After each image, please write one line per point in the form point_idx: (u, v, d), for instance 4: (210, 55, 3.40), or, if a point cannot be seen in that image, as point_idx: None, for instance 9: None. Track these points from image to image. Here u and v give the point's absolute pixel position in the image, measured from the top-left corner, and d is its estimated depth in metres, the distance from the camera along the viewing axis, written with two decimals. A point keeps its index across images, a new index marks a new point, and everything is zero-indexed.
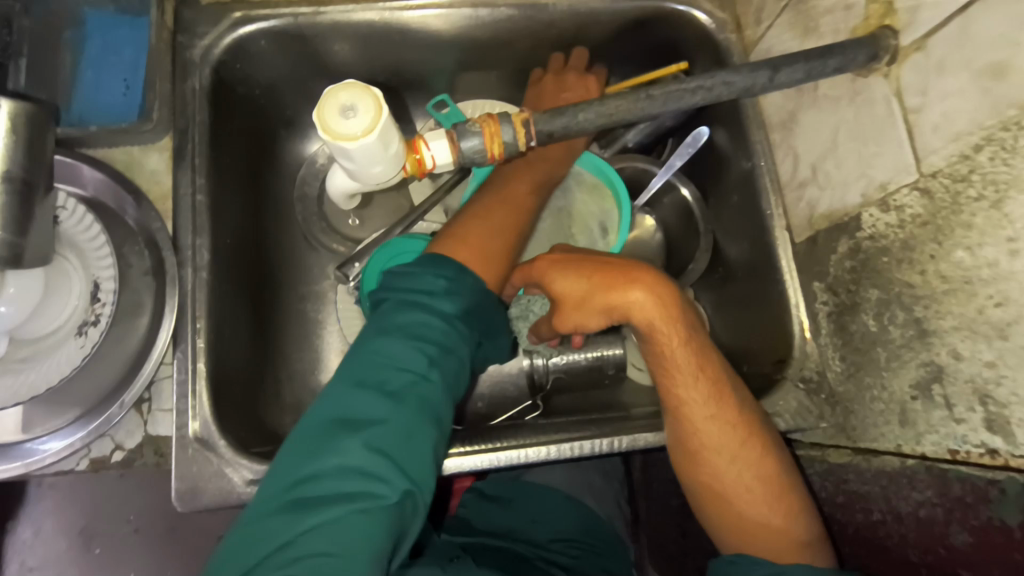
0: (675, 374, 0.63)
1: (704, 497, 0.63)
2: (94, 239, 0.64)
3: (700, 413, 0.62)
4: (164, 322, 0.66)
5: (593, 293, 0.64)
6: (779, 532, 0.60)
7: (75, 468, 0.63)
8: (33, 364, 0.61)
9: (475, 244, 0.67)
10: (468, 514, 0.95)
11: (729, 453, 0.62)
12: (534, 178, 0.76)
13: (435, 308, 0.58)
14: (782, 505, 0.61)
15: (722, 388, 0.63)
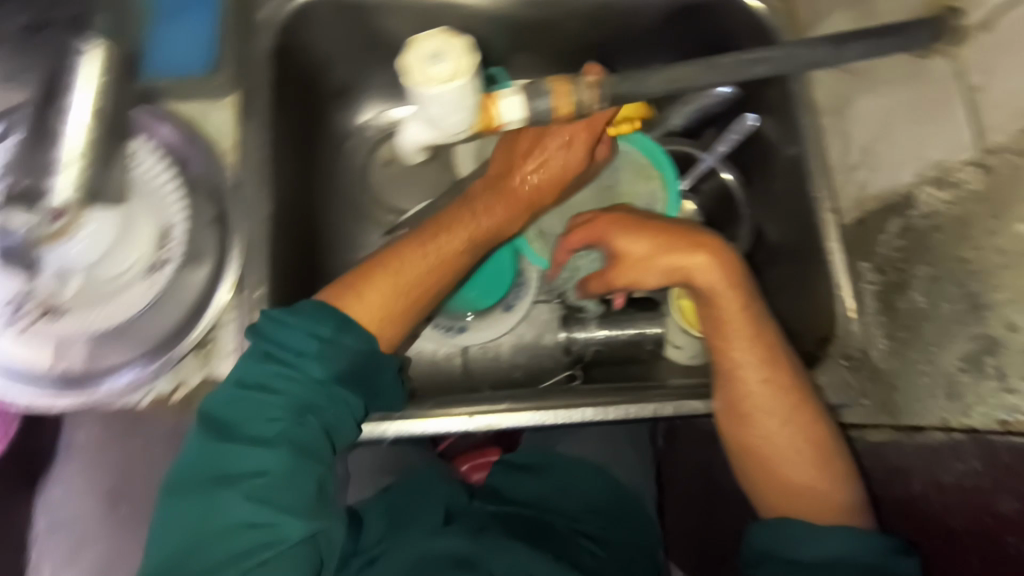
0: (733, 334, 0.66)
1: (752, 461, 0.66)
2: (166, 185, 0.67)
3: (755, 375, 0.65)
4: (227, 269, 0.68)
5: (659, 254, 0.68)
6: (823, 495, 0.64)
7: (138, 405, 0.66)
8: (107, 301, 0.64)
9: (379, 304, 0.66)
10: (497, 482, 1.00)
11: (781, 418, 0.65)
12: (477, 226, 0.71)
13: (303, 370, 0.61)
14: (828, 470, 0.64)
15: (776, 355, 0.66)
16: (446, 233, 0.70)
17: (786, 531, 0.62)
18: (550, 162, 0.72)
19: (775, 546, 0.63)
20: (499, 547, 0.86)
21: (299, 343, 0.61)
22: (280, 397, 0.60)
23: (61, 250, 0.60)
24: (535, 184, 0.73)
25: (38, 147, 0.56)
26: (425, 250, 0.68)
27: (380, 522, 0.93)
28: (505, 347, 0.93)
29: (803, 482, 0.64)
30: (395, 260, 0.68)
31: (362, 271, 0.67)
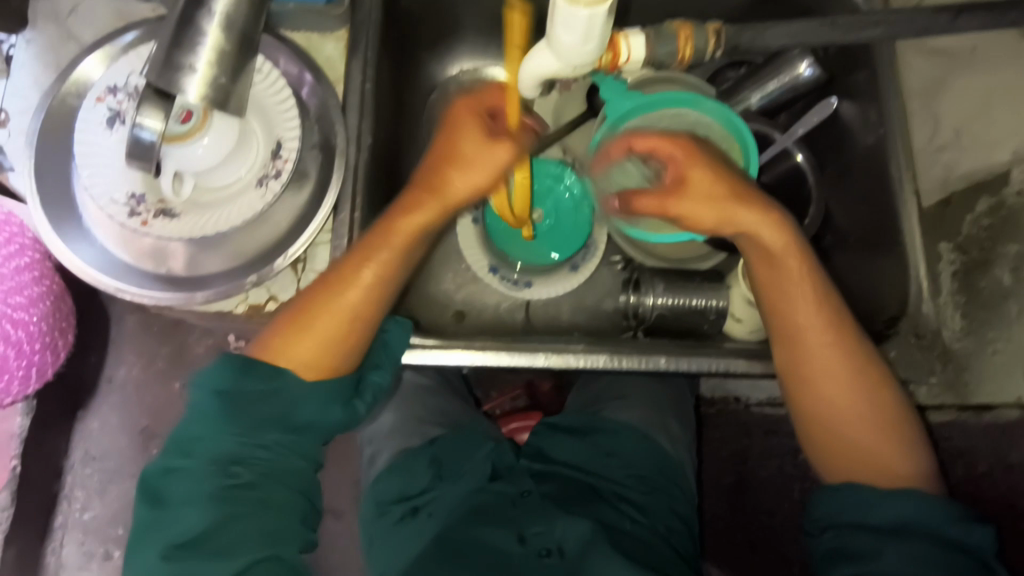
0: (794, 292, 0.68)
1: (816, 425, 0.69)
2: (283, 102, 0.70)
3: (819, 338, 0.67)
4: (328, 192, 0.70)
5: (729, 199, 0.68)
6: (887, 459, 0.67)
7: (233, 311, 0.68)
8: (220, 206, 0.68)
9: (288, 358, 0.66)
10: (541, 442, 0.99)
11: (846, 381, 0.67)
12: (385, 269, 0.67)
13: (217, 429, 0.64)
14: (888, 434, 0.67)
15: (840, 319, 0.68)
16: (352, 283, 0.66)
17: (853, 495, 0.65)
18: (471, 159, 0.67)
19: (841, 510, 0.65)
20: (538, 514, 0.87)
21: (206, 404, 0.64)
22: (204, 446, 0.64)
23: (183, 151, 0.64)
24: (454, 188, 0.67)
25: (173, 45, 0.58)
26: (342, 275, 0.66)
27: (426, 471, 0.94)
28: (565, 307, 0.96)
29: (863, 444, 0.67)
30: (303, 318, 0.66)
31: (280, 329, 0.67)
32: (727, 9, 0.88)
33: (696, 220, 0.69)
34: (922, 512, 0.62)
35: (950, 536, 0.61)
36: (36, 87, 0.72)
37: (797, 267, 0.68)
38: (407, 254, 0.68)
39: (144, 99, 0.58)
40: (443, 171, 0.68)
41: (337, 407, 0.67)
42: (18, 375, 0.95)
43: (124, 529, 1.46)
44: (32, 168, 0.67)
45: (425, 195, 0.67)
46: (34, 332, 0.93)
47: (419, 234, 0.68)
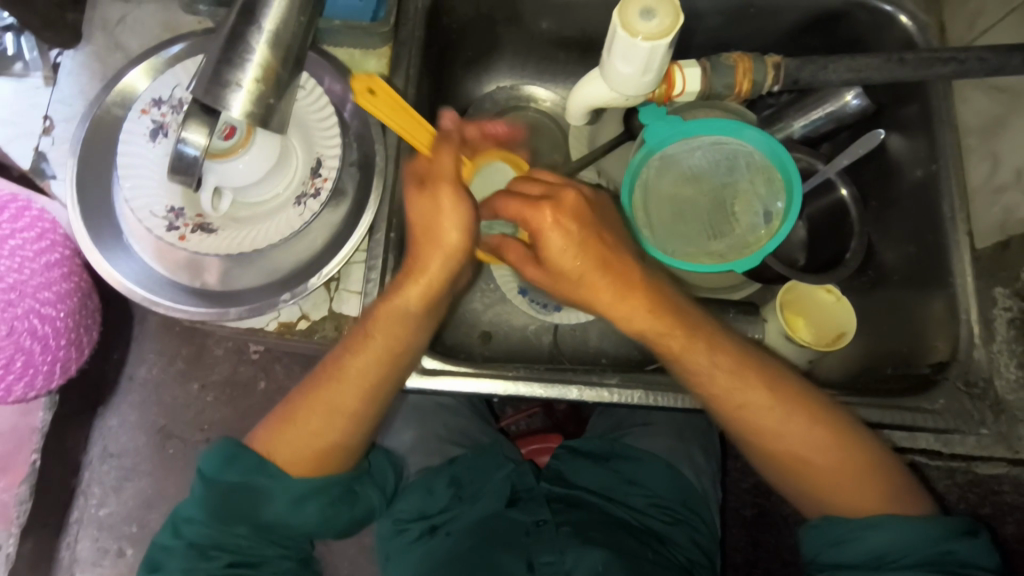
0: (701, 353, 0.66)
1: (780, 463, 0.67)
2: (325, 119, 0.69)
3: (751, 388, 0.66)
4: (365, 213, 0.68)
5: (593, 267, 0.63)
6: (856, 490, 0.65)
7: (265, 328, 0.67)
8: (259, 222, 0.67)
9: (281, 455, 0.64)
10: (562, 466, 0.97)
11: (780, 419, 0.65)
12: (371, 365, 0.64)
13: (201, 514, 0.62)
14: (856, 470, 0.64)
15: (755, 363, 0.67)
16: (339, 386, 0.64)
17: (834, 532, 0.64)
18: (439, 223, 0.61)
19: (820, 548, 0.65)
20: (552, 544, 0.84)
21: (198, 489, 0.63)
22: (192, 527, 0.62)
23: (224, 167, 0.63)
24: (433, 270, 0.62)
25: (220, 61, 0.58)
26: (335, 377, 0.64)
27: (445, 491, 0.92)
28: (593, 331, 0.94)
29: (831, 470, 0.65)
30: (290, 423, 0.64)
31: (271, 427, 0.66)
32: (774, 36, 0.86)
33: (562, 288, 0.66)
34: (903, 540, 0.61)
35: (941, 558, 0.60)
36: (83, 96, 0.73)
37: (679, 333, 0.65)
38: (396, 345, 0.64)
39: (190, 114, 0.58)
40: (419, 248, 0.63)
41: (314, 505, 0.65)
42: (42, 370, 0.95)
43: (137, 527, 1.46)
44: (75, 177, 0.68)
45: (404, 281, 0.63)
46: (60, 328, 0.94)
47: (407, 323, 0.64)
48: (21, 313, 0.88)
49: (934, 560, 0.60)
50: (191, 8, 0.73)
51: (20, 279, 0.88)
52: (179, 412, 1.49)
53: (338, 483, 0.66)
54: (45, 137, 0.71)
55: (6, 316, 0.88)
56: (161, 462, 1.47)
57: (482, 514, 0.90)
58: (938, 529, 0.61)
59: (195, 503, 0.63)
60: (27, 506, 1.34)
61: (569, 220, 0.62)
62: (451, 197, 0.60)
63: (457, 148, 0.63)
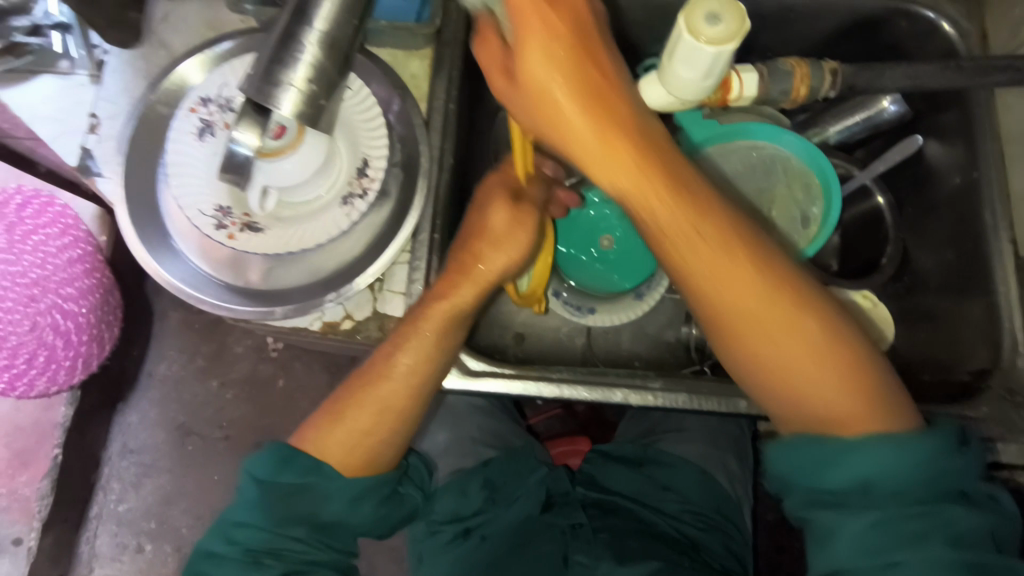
0: (716, 265, 0.57)
1: (760, 375, 0.58)
2: (372, 120, 0.70)
3: (740, 280, 0.56)
4: (409, 215, 0.68)
5: (599, 110, 0.55)
6: (843, 415, 0.55)
7: (309, 328, 0.67)
8: (305, 222, 0.68)
9: (330, 454, 0.64)
10: (592, 470, 0.98)
11: (770, 330, 0.56)
12: (417, 360, 0.64)
13: (255, 518, 0.61)
14: (844, 391, 0.55)
15: (747, 248, 0.57)
16: (384, 383, 0.64)
17: (812, 458, 0.54)
18: (498, 234, 0.66)
19: (791, 470, 0.56)
20: (589, 547, 0.87)
21: (250, 491, 0.62)
22: (245, 532, 0.61)
23: (272, 167, 0.63)
24: (490, 264, 0.66)
25: (272, 60, 0.59)
26: (381, 376, 0.64)
27: (478, 493, 0.91)
28: (625, 334, 0.94)
29: (815, 385, 0.56)
30: (336, 421, 0.65)
31: (314, 427, 0.66)
32: (811, 41, 0.87)
33: (561, 124, 0.55)
34: (892, 471, 0.52)
35: (929, 477, 0.51)
36: (127, 95, 0.73)
37: (672, 219, 0.56)
38: (445, 341, 0.65)
39: (243, 114, 0.58)
40: (477, 253, 0.66)
41: (370, 505, 0.65)
42: (65, 365, 1.08)
43: (156, 523, 1.47)
44: (123, 174, 0.68)
45: (456, 281, 0.66)
46: (83, 323, 1.07)
47: (456, 322, 0.65)
48: (44, 308, 1.01)
49: (921, 481, 0.51)
50: (237, 8, 0.73)
51: (42, 274, 1.01)
52: (199, 408, 1.49)
53: (388, 482, 0.67)
54: (91, 135, 0.72)
55: (32, 311, 1.01)
56: (180, 458, 1.48)
57: (517, 518, 0.91)
58: (931, 448, 0.52)
59: (250, 508, 0.62)
60: (49, 501, 1.35)
61: (578, 74, 0.54)
62: (506, 209, 0.66)
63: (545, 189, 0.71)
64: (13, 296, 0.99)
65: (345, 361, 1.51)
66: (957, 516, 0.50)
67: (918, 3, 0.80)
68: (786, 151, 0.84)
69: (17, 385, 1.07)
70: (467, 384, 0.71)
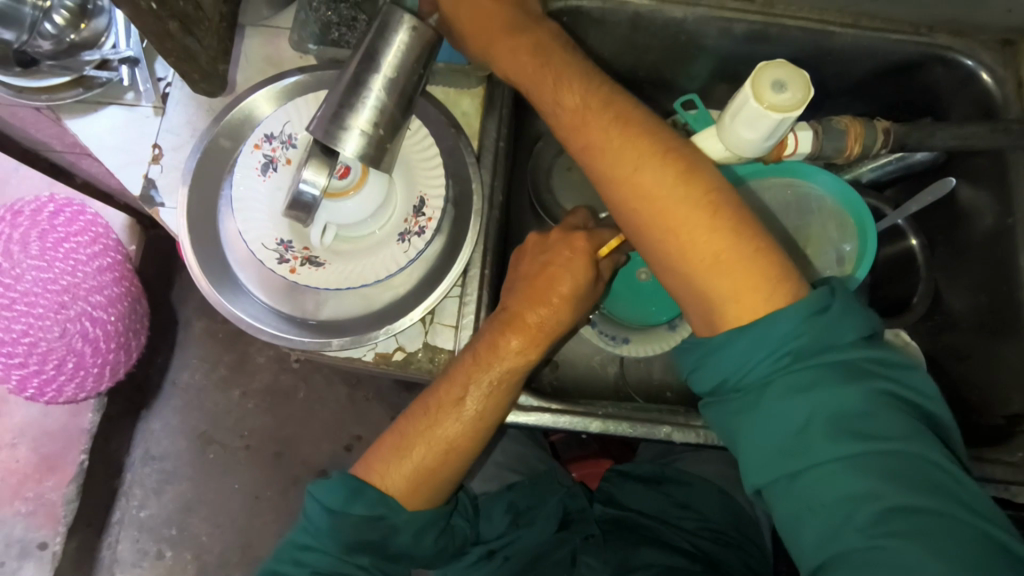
0: (616, 151, 0.63)
1: (655, 249, 0.61)
2: (429, 158, 0.71)
3: (645, 163, 0.61)
4: (461, 254, 0.71)
5: (525, 47, 0.68)
6: (728, 281, 0.57)
7: (362, 358, 0.69)
8: (362, 256, 0.70)
9: (398, 487, 0.67)
10: (611, 488, 1.02)
11: (654, 195, 0.60)
12: (484, 400, 0.67)
13: (325, 544, 0.64)
14: (727, 254, 0.57)
15: (656, 141, 0.62)
16: (451, 422, 0.67)
17: (708, 347, 0.58)
18: (558, 283, 0.68)
19: (696, 371, 0.60)
20: (608, 552, 0.91)
21: (319, 520, 0.65)
22: (314, 556, 0.64)
23: (336, 206, 0.66)
24: (551, 317, 0.68)
25: (342, 104, 0.62)
26: (441, 413, 0.67)
27: (502, 517, 0.93)
28: (657, 364, 0.96)
29: (714, 253, 0.58)
30: (402, 456, 0.67)
31: (379, 458, 0.68)
32: (846, 83, 0.89)
33: (490, 54, 0.69)
34: (761, 351, 0.54)
35: (797, 344, 0.53)
36: (190, 127, 0.76)
37: (577, 106, 0.65)
38: (506, 385, 0.67)
39: (311, 154, 0.62)
40: (536, 299, 0.68)
41: (432, 535, 0.70)
42: (92, 372, 1.15)
43: (176, 530, 1.48)
44: (187, 205, 0.71)
45: (515, 327, 0.67)
46: (111, 331, 1.14)
47: (517, 365, 0.67)
48: (74, 315, 1.09)
49: (791, 350, 0.53)
50: (300, 46, 0.76)
51: (71, 283, 1.10)
52: (221, 417, 1.52)
53: (446, 513, 0.71)
54: (154, 166, 0.75)
55: (61, 317, 1.09)
56: (202, 465, 1.50)
57: (539, 537, 0.93)
58: (791, 306, 0.54)
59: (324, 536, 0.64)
60: (74, 505, 1.41)
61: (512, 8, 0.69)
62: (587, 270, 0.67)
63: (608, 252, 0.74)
64: (45, 303, 1.07)
65: (365, 375, 1.53)
66: (834, 382, 0.51)
67: (956, 51, 0.83)
68: (820, 191, 0.86)
69: (48, 390, 1.14)
70: (515, 418, 0.73)
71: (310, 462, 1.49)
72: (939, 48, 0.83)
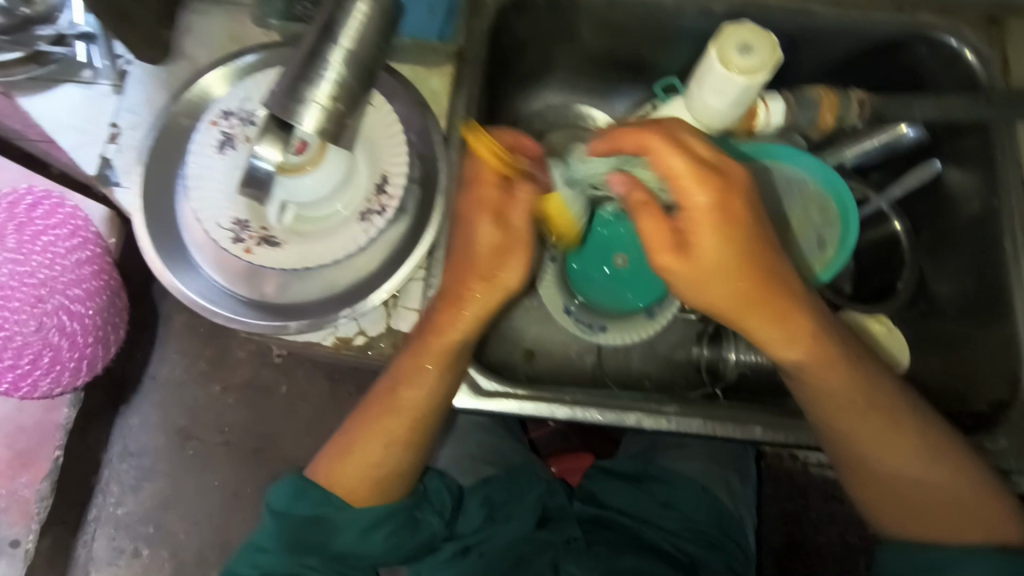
0: (849, 397, 0.66)
1: (851, 464, 0.70)
2: (393, 136, 0.69)
3: (859, 421, 0.66)
4: (425, 235, 0.69)
5: (749, 268, 0.59)
6: (954, 517, 0.67)
7: (322, 343, 0.67)
8: (322, 238, 0.67)
9: (342, 485, 0.69)
10: (593, 487, 0.99)
11: (874, 432, 0.67)
12: (425, 392, 0.66)
13: (273, 546, 0.67)
14: (950, 488, 0.66)
15: (846, 360, 0.65)
16: (391, 415, 0.68)
17: (911, 561, 0.67)
18: (490, 261, 0.64)
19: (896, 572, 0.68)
20: (586, 560, 0.90)
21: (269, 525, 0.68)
22: (265, 557, 0.67)
23: (292, 182, 0.62)
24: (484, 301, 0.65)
25: (298, 77, 0.59)
26: (386, 403, 0.68)
27: (479, 510, 0.91)
28: (635, 353, 0.93)
29: (934, 501, 0.67)
30: (346, 451, 0.69)
31: (328, 457, 0.70)
32: (829, 64, 0.87)
33: (701, 283, 0.59)
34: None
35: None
36: (148, 105, 0.72)
37: (813, 328, 0.62)
38: (448, 369, 0.66)
39: (266, 129, 0.59)
40: (471, 281, 0.64)
41: (382, 535, 0.69)
42: (69, 367, 1.05)
43: (154, 528, 1.45)
44: (142, 184, 0.68)
45: (449, 308, 0.65)
46: (88, 324, 1.05)
47: (455, 346, 0.65)
48: (51, 309, 0.99)
49: None
50: (262, 21, 0.73)
51: (48, 275, 1.00)
52: (198, 415, 1.48)
53: (402, 511, 0.70)
54: (110, 145, 0.71)
55: (37, 312, 0.99)
56: (181, 461, 1.47)
57: (515, 535, 0.91)
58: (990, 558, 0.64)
59: (269, 534, 0.67)
60: (48, 502, 1.34)
61: (723, 211, 0.58)
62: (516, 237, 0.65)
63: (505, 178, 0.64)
64: (21, 297, 0.98)
65: (347, 369, 1.50)
66: None
67: (939, 30, 0.81)
68: (801, 172, 0.83)
69: (22, 385, 1.04)
70: (476, 405, 0.70)
71: (291, 458, 1.46)
72: (923, 26, 0.81)
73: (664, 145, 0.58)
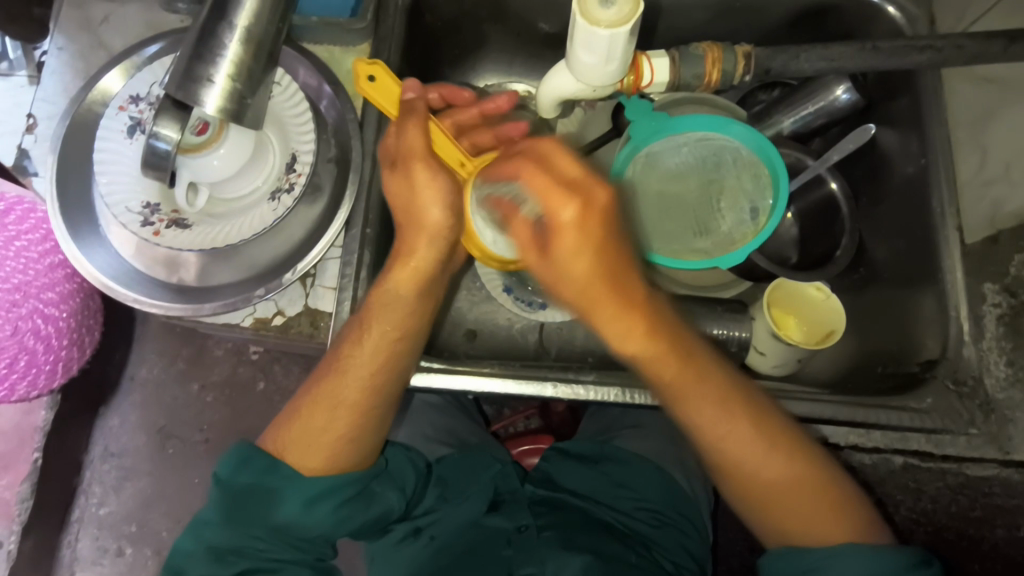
0: (701, 397, 0.64)
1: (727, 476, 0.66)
2: (300, 116, 0.70)
3: (730, 424, 0.64)
4: (340, 210, 0.70)
5: (611, 284, 0.60)
6: (817, 514, 0.63)
7: (240, 324, 0.69)
8: (236, 218, 0.68)
9: (290, 454, 0.67)
10: (549, 468, 0.93)
11: (719, 414, 0.64)
12: (370, 357, 0.66)
13: (217, 518, 0.65)
14: (826, 488, 0.63)
15: (703, 362, 0.64)
16: (339, 380, 0.67)
17: None
18: (418, 202, 0.64)
19: None
20: (533, 554, 0.82)
21: (214, 498, 0.66)
22: (209, 531, 0.65)
23: (197, 162, 0.63)
24: (421, 254, 0.66)
25: (193, 57, 0.58)
26: (336, 366, 0.67)
27: (430, 491, 0.87)
28: (580, 330, 0.91)
29: (805, 501, 0.63)
30: (296, 419, 0.68)
31: (280, 428, 0.69)
32: (761, 30, 0.85)
33: (563, 283, 0.60)
34: None
35: None
36: (65, 94, 0.73)
37: (656, 330, 0.62)
38: (401, 329, 0.67)
39: (162, 110, 0.58)
40: (410, 228, 0.66)
41: (331, 505, 0.67)
42: (45, 370, 0.91)
43: (137, 527, 1.35)
44: (54, 172, 0.68)
45: (395, 265, 0.66)
46: (63, 328, 0.90)
47: (402, 305, 0.66)
48: (25, 314, 0.84)
49: None
50: (171, 7, 0.73)
51: (23, 280, 0.84)
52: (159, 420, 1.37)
53: (356, 481, 0.69)
54: (28, 135, 0.72)
55: (11, 315, 0.84)
56: (158, 462, 1.36)
57: (465, 519, 0.86)
58: None
59: (213, 506, 0.65)
60: (30, 504, 1.25)
61: (592, 223, 0.57)
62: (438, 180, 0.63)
63: (422, 118, 0.63)
64: None
65: None
66: None
67: None
68: (729, 138, 0.80)
69: None
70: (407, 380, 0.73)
71: None
72: None
73: (546, 175, 0.57)
